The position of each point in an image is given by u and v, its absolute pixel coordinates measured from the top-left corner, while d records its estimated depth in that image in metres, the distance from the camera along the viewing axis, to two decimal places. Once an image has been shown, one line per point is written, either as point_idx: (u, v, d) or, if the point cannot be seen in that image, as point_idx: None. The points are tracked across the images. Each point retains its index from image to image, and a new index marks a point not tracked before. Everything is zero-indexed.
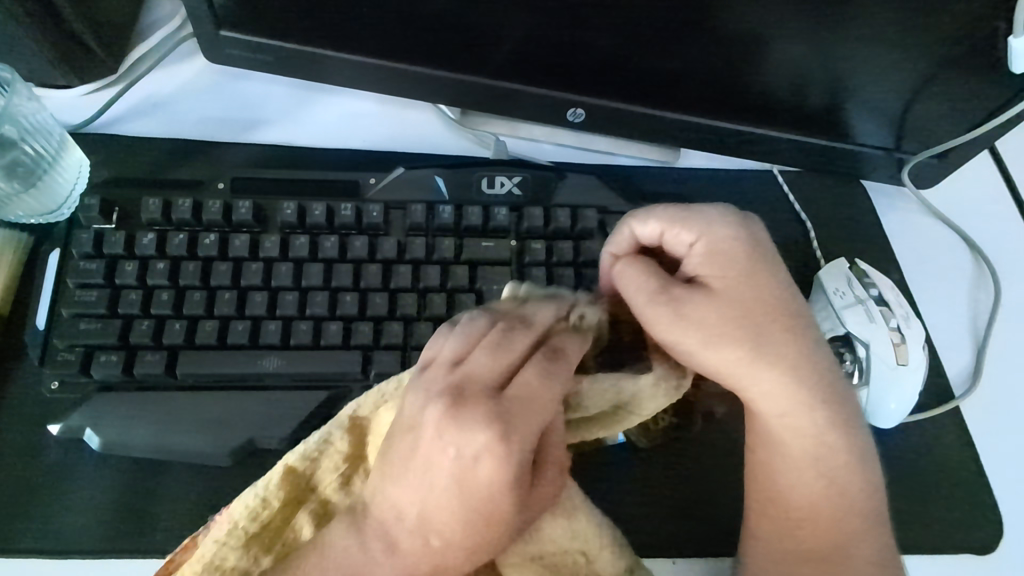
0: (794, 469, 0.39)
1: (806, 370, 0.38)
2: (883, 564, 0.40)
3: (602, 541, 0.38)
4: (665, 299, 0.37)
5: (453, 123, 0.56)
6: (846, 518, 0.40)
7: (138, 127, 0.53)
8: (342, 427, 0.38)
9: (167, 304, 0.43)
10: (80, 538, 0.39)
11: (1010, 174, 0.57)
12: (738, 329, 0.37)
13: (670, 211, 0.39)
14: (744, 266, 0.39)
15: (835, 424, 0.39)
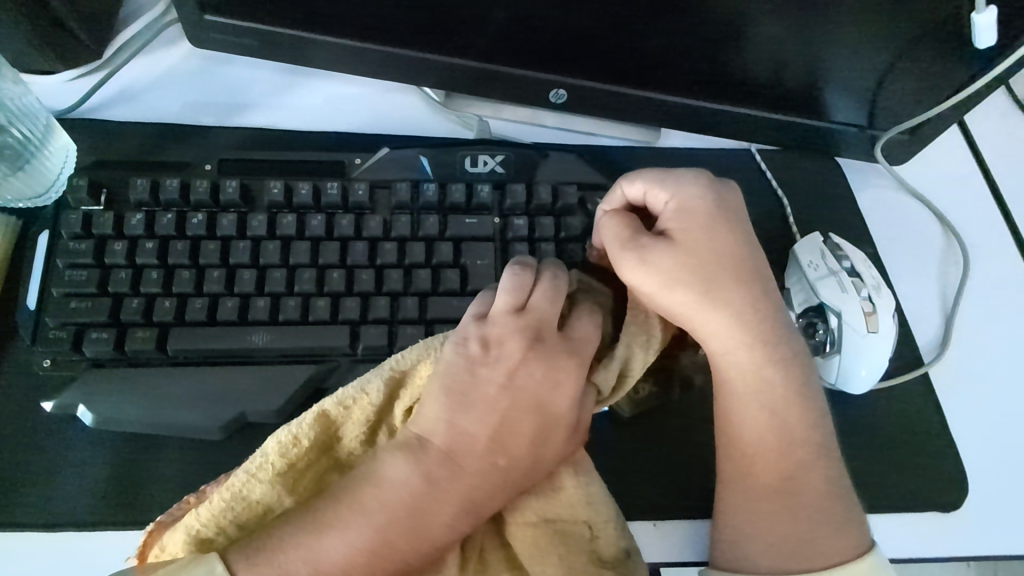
0: (740, 406, 0.42)
1: (750, 314, 0.42)
2: (838, 490, 0.41)
3: (608, 515, 0.39)
4: (633, 248, 0.41)
5: (438, 105, 0.56)
6: (793, 448, 0.41)
7: (123, 112, 0.54)
8: (381, 378, 0.39)
9: (157, 282, 0.43)
10: (76, 512, 0.40)
11: (980, 150, 0.58)
12: (692, 275, 0.41)
13: (651, 172, 0.44)
14: (708, 222, 0.43)
15: (773, 362, 0.42)
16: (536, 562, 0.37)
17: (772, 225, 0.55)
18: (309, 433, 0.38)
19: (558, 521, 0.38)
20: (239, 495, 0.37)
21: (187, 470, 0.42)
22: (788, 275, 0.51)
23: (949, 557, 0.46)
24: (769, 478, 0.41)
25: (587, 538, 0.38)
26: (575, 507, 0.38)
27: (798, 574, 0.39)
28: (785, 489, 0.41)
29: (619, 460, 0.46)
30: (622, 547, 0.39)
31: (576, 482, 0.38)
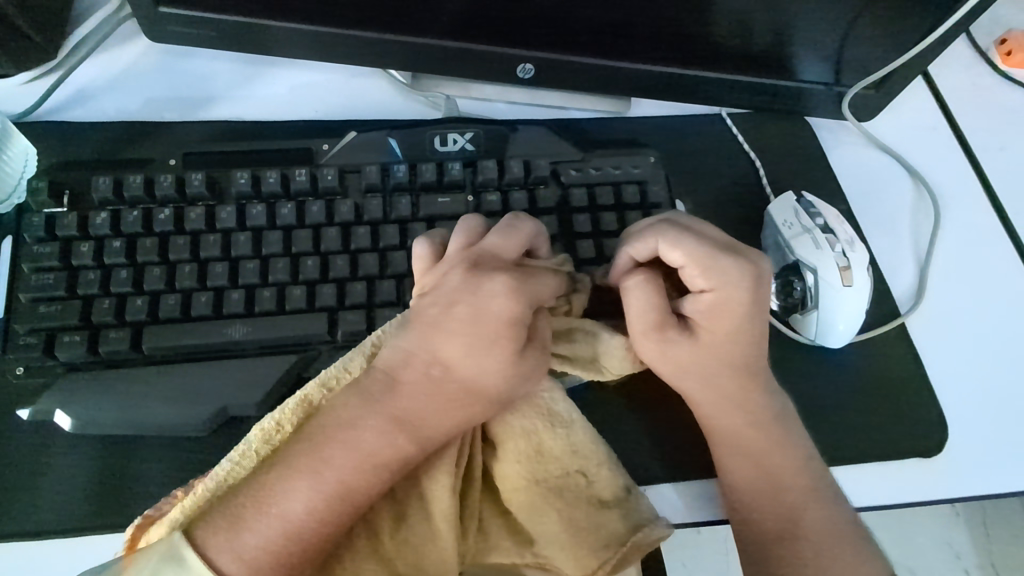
0: (737, 459, 0.42)
1: (761, 399, 0.42)
2: (839, 530, 0.40)
3: (599, 458, 0.40)
4: (658, 337, 0.40)
5: (405, 87, 0.55)
6: (789, 489, 0.41)
7: (82, 113, 0.52)
8: (363, 354, 0.39)
9: (127, 281, 0.42)
10: (61, 517, 0.40)
11: (946, 102, 0.59)
12: (706, 372, 0.41)
13: (698, 249, 0.40)
14: (740, 318, 0.41)
15: (774, 428, 0.42)
16: (536, 519, 0.38)
17: (746, 188, 0.55)
18: (292, 418, 0.38)
19: (551, 479, 0.39)
20: (224, 482, 0.36)
21: (172, 468, 0.41)
22: (764, 236, 0.52)
23: (932, 500, 0.46)
24: (750, 473, 0.41)
25: (583, 484, 0.39)
26: (563, 459, 0.39)
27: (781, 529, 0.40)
28: (768, 480, 0.41)
29: (607, 430, 0.46)
30: (620, 486, 0.40)
31: (556, 435, 0.39)
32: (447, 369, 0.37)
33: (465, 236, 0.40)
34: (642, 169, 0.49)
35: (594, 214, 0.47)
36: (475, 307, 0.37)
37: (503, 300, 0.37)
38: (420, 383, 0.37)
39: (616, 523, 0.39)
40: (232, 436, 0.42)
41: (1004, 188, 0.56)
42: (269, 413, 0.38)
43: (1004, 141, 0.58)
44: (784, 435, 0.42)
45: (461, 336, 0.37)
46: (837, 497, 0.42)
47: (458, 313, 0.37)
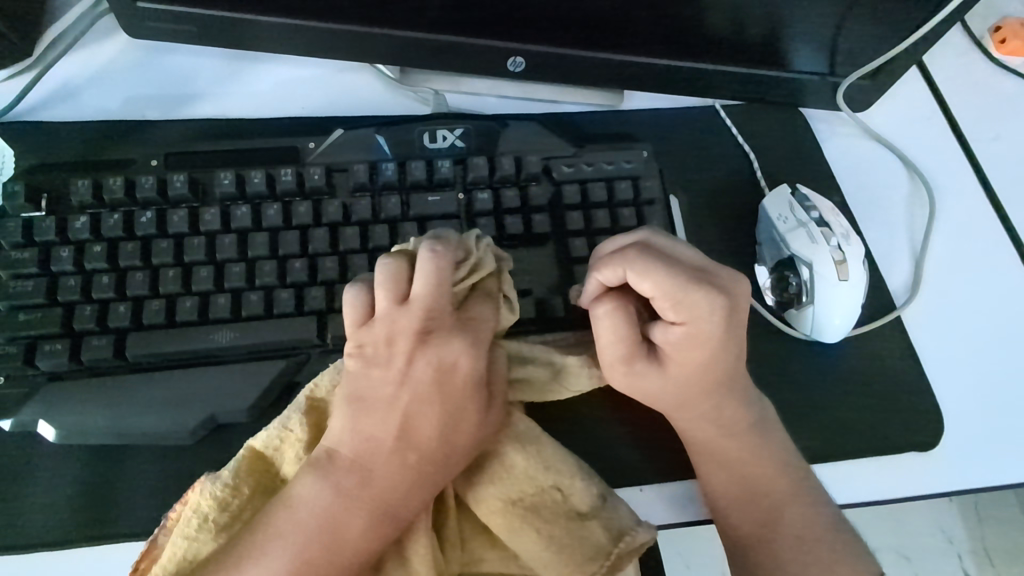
0: (714, 468, 0.42)
1: (734, 413, 0.42)
2: (822, 531, 0.41)
3: (569, 470, 0.39)
4: (626, 368, 0.39)
5: (393, 82, 0.54)
6: (769, 495, 0.41)
7: (59, 113, 0.50)
8: (299, 411, 0.39)
9: (109, 287, 0.41)
10: (47, 530, 0.39)
11: (941, 91, 0.58)
12: (680, 394, 0.41)
13: (670, 283, 0.37)
14: (715, 347, 0.39)
15: (751, 437, 0.42)
16: (517, 540, 0.38)
17: (740, 181, 0.54)
18: (246, 480, 0.37)
19: (526, 497, 0.38)
20: (184, 560, 0.36)
21: (160, 477, 0.40)
22: (759, 231, 0.51)
23: (927, 494, 0.46)
24: (727, 485, 0.42)
25: (558, 499, 0.39)
26: (536, 476, 0.39)
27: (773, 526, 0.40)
28: (747, 490, 0.42)
29: (602, 430, 0.45)
30: (595, 494, 0.39)
31: (527, 457, 0.39)
32: (413, 424, 0.38)
33: (431, 285, 0.37)
34: (636, 165, 0.48)
35: (587, 211, 0.46)
36: (438, 364, 0.38)
37: (464, 369, 0.38)
38: (389, 447, 0.37)
39: (599, 534, 0.38)
40: (220, 444, 0.41)
41: (999, 178, 0.56)
42: (216, 478, 0.37)
43: (998, 130, 0.57)
44: (760, 445, 0.42)
45: (424, 396, 0.38)
46: (819, 500, 0.42)
47: (423, 368, 0.38)
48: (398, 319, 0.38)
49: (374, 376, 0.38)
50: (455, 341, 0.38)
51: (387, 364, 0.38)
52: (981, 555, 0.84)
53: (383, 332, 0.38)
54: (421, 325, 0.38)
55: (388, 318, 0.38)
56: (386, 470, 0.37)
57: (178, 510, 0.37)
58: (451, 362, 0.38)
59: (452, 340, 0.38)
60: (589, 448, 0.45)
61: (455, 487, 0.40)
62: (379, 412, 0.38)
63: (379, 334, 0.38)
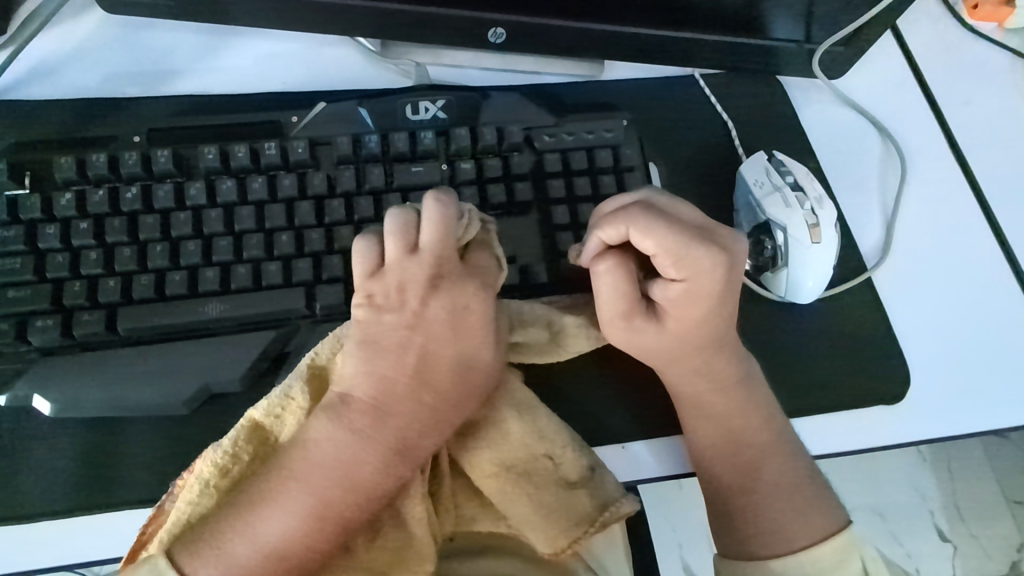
0: (698, 423, 0.44)
1: (721, 370, 0.43)
2: (796, 482, 0.43)
3: (563, 441, 0.41)
4: (624, 324, 0.41)
5: (374, 55, 0.54)
6: (749, 448, 0.43)
7: (38, 90, 0.50)
8: (301, 378, 0.39)
9: (97, 263, 0.42)
10: (47, 500, 0.40)
11: (914, 58, 0.59)
12: (676, 351, 0.42)
13: (672, 241, 0.38)
14: (712, 304, 0.41)
15: (735, 393, 0.43)
16: (508, 504, 0.40)
17: (718, 149, 0.55)
18: (248, 447, 0.38)
19: (519, 463, 0.40)
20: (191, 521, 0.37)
21: (157, 447, 0.41)
22: (736, 196, 0.53)
23: (895, 445, 0.49)
24: (711, 436, 0.44)
25: (550, 467, 0.41)
26: (529, 443, 0.41)
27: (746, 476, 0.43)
28: (728, 445, 0.43)
29: (587, 391, 0.47)
30: (585, 465, 0.41)
31: (522, 422, 0.41)
32: (427, 364, 0.39)
33: (441, 235, 0.39)
34: (616, 133, 0.48)
35: (568, 179, 0.47)
36: (453, 308, 0.39)
37: (479, 311, 0.40)
38: (403, 385, 0.38)
39: (585, 502, 0.41)
40: (213, 414, 0.42)
41: (969, 142, 0.57)
42: (220, 446, 0.38)
43: (969, 95, 0.58)
44: (744, 400, 0.44)
45: (437, 339, 0.39)
46: (796, 452, 0.44)
47: (437, 310, 0.39)
48: (407, 268, 0.39)
49: (387, 320, 0.39)
50: (468, 284, 0.40)
51: (400, 308, 0.39)
52: (952, 510, 0.88)
53: (396, 281, 0.39)
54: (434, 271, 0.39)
55: (400, 267, 0.39)
56: (401, 409, 0.38)
57: (184, 480, 0.38)
58: (466, 304, 0.40)
59: (466, 283, 0.40)
60: (573, 409, 0.46)
61: (450, 450, 0.41)
62: (392, 353, 0.39)
63: (391, 283, 0.39)
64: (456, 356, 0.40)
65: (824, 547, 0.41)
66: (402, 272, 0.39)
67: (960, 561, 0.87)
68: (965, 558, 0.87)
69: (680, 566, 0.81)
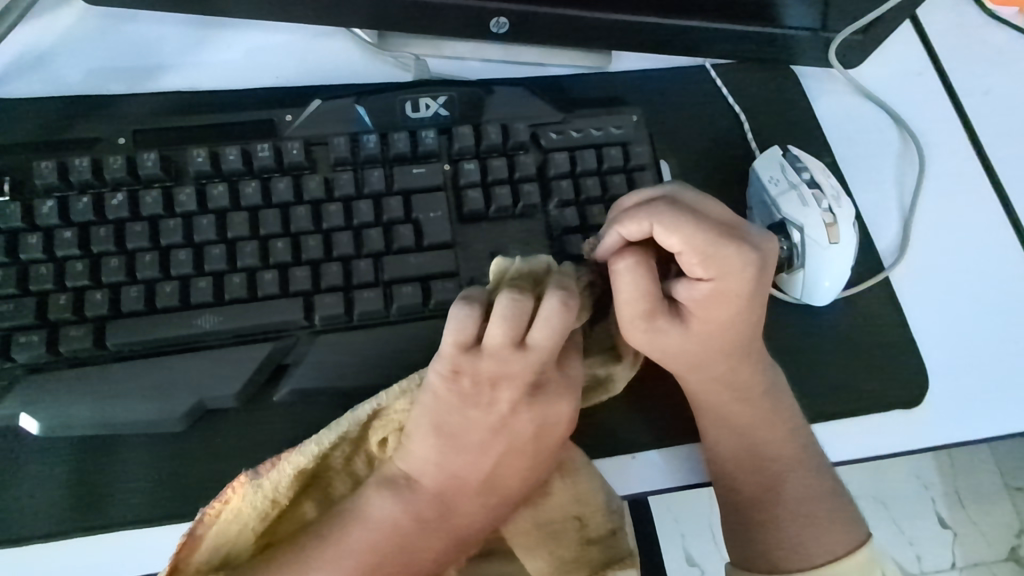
0: (718, 434, 0.42)
1: (743, 379, 0.42)
2: (817, 494, 0.42)
3: (597, 505, 0.40)
4: (646, 325, 0.39)
5: (370, 47, 0.51)
6: (771, 458, 0.42)
7: (16, 88, 0.48)
8: (358, 422, 0.38)
9: (83, 274, 0.40)
10: (40, 523, 0.39)
11: (933, 46, 0.57)
12: (701, 351, 0.40)
13: (702, 240, 0.37)
14: (740, 304, 0.39)
15: (758, 402, 0.42)
16: (529, 556, 0.41)
17: (730, 143, 0.53)
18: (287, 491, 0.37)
19: (551, 523, 0.41)
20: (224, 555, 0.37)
21: (153, 465, 0.40)
22: (750, 194, 0.51)
23: (912, 449, 0.47)
24: (730, 448, 0.42)
25: (577, 527, 0.41)
26: (564, 505, 0.40)
27: (761, 488, 0.42)
28: (747, 455, 0.42)
29: (597, 399, 0.45)
30: (608, 527, 0.40)
31: (563, 485, 0.40)
32: (501, 468, 0.39)
33: (552, 335, 0.36)
34: (625, 130, 0.46)
35: (577, 178, 0.45)
36: (542, 420, 0.39)
37: (565, 424, 0.40)
38: (475, 487, 0.39)
39: (598, 556, 0.40)
40: (210, 429, 0.40)
41: (988, 134, 0.55)
42: (258, 489, 0.36)
43: (988, 83, 0.56)
44: (769, 411, 0.42)
45: (519, 447, 0.39)
46: (821, 467, 0.43)
47: (522, 419, 0.39)
48: (510, 362, 0.36)
49: (470, 413, 0.38)
50: (563, 395, 0.39)
51: (487, 406, 0.38)
52: (953, 498, 0.87)
53: (487, 373, 0.37)
54: (534, 378, 0.38)
55: (500, 359, 0.36)
56: (468, 505, 0.39)
57: (211, 514, 0.36)
58: (555, 424, 0.39)
59: (563, 397, 0.39)
60: (583, 418, 0.45)
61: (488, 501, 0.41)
62: (471, 450, 0.39)
63: (484, 370, 0.37)
64: (536, 466, 0.40)
65: (842, 562, 0.40)
66: (497, 356, 0.36)
67: (961, 547, 0.86)
68: (966, 545, 0.86)
69: (683, 558, 0.80)
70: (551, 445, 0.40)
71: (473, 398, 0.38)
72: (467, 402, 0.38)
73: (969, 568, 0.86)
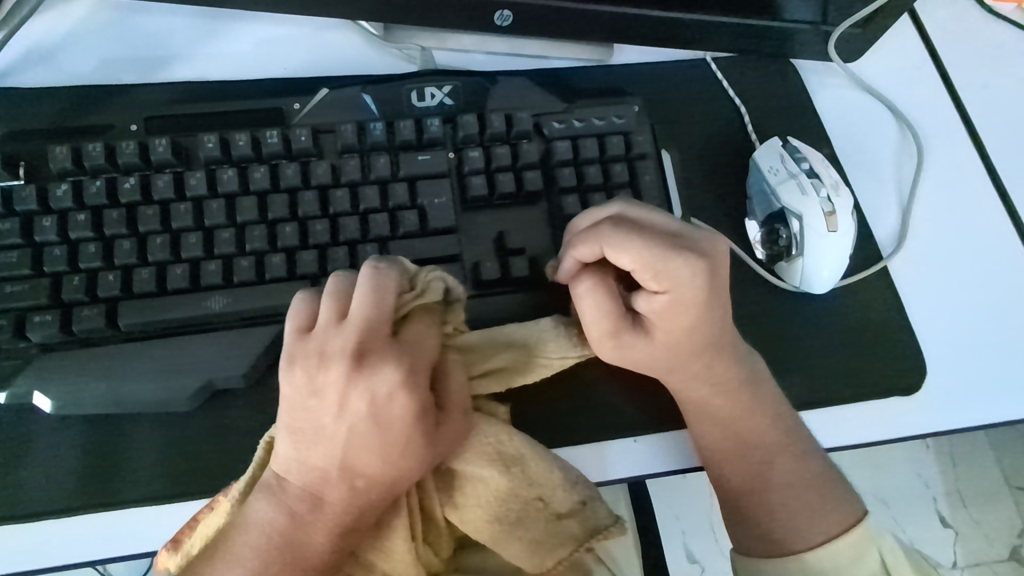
0: (708, 423, 0.43)
1: (725, 370, 0.42)
2: (808, 478, 0.42)
3: (553, 482, 0.39)
4: (613, 342, 0.40)
5: (377, 39, 0.52)
6: (761, 445, 0.42)
7: (31, 78, 0.49)
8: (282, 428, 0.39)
9: (96, 256, 0.40)
10: (50, 499, 0.39)
11: (932, 40, 0.58)
12: (672, 361, 0.41)
13: (648, 255, 0.38)
14: (698, 314, 0.40)
15: (744, 392, 0.42)
16: (501, 546, 0.39)
17: (730, 134, 0.54)
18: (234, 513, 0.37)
19: (511, 511, 0.39)
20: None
21: (161, 444, 0.41)
22: (750, 184, 0.51)
23: (909, 435, 0.48)
24: (719, 438, 0.43)
25: (540, 508, 0.39)
26: (520, 492, 0.39)
27: (754, 474, 0.42)
28: (739, 443, 0.43)
29: (597, 383, 0.45)
30: (576, 498, 0.40)
31: (511, 474, 0.38)
32: (355, 455, 0.36)
33: (369, 308, 0.35)
34: (627, 119, 0.47)
35: (579, 167, 0.46)
36: (373, 397, 0.35)
37: (402, 402, 0.35)
38: (334, 477, 0.36)
39: (574, 529, 0.40)
40: (218, 409, 0.41)
41: (986, 128, 0.56)
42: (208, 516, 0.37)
43: (986, 78, 0.57)
44: (751, 401, 0.43)
45: (365, 431, 0.35)
46: (808, 449, 0.43)
47: (356, 402, 0.35)
48: (332, 339, 0.36)
49: (310, 403, 0.36)
50: (388, 362, 0.35)
51: (325, 392, 0.36)
52: (955, 496, 0.87)
53: (317, 353, 0.36)
54: (354, 347, 0.35)
55: (324, 337, 0.36)
56: (335, 499, 0.36)
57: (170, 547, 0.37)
58: (386, 395, 0.35)
59: (387, 364, 0.35)
60: (583, 403, 0.45)
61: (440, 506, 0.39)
62: (319, 440, 0.36)
63: (314, 351, 0.36)
64: (391, 448, 0.35)
65: (839, 542, 0.41)
66: (322, 335, 0.36)
67: (962, 545, 0.86)
68: (966, 543, 0.86)
69: (684, 553, 0.81)
70: (395, 423, 0.35)
71: (312, 390, 0.36)
72: (308, 387, 0.36)
73: (970, 567, 0.86)
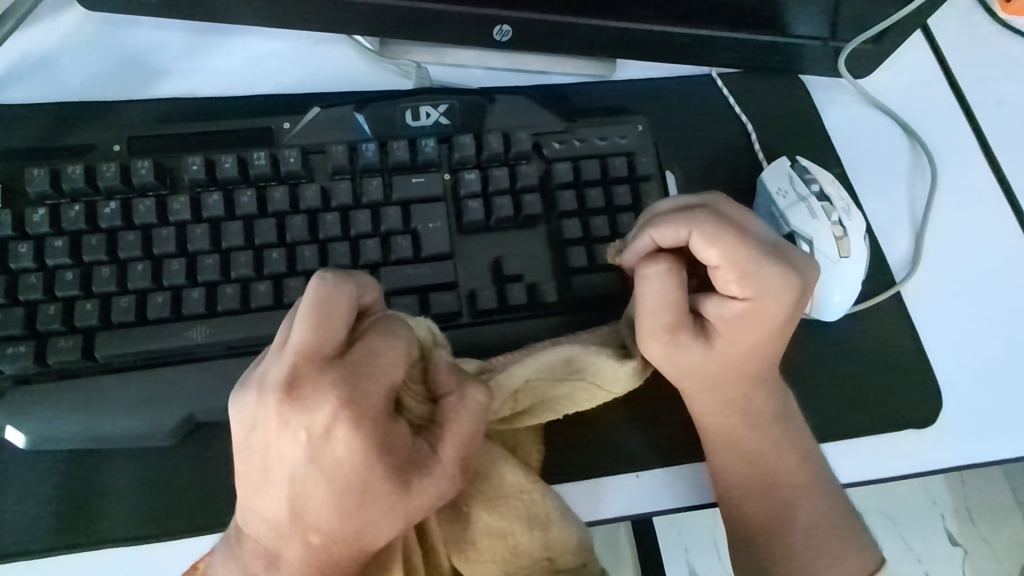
0: (731, 459, 0.41)
1: (762, 399, 0.40)
2: (830, 523, 0.40)
3: (565, 541, 0.38)
4: (669, 338, 0.38)
5: (372, 54, 0.51)
6: (783, 487, 0.40)
7: (13, 94, 0.47)
8: None
9: (73, 284, 0.39)
10: (21, 539, 0.38)
11: (945, 56, 0.56)
12: (722, 375, 0.39)
13: (741, 254, 0.36)
14: (768, 331, 0.38)
15: (773, 426, 0.41)
16: None
17: (736, 153, 0.52)
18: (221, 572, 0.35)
19: (518, 568, 0.37)
20: None
21: (139, 480, 0.39)
22: (758, 204, 0.49)
23: (928, 471, 0.46)
24: (742, 474, 0.41)
25: (546, 568, 0.38)
26: (532, 547, 0.37)
27: (772, 516, 0.40)
28: (762, 482, 0.41)
29: (598, 415, 0.44)
30: (579, 561, 0.38)
31: (532, 533, 0.37)
32: (301, 511, 0.29)
33: (310, 329, 0.30)
34: (630, 140, 0.45)
35: (580, 189, 0.44)
36: (309, 430, 0.28)
37: (346, 454, 0.29)
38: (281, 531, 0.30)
39: None
40: (201, 443, 0.40)
41: (1001, 146, 0.54)
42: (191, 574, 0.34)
43: (1002, 94, 0.55)
44: (779, 437, 0.41)
45: (304, 477, 0.29)
46: (832, 492, 0.41)
47: (289, 441, 0.29)
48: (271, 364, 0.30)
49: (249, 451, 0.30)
50: (327, 394, 0.28)
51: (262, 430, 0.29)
52: (963, 514, 0.85)
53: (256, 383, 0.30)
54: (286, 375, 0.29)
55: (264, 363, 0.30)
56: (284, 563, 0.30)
57: None
58: (323, 431, 0.28)
59: (325, 392, 0.28)
60: (583, 436, 0.43)
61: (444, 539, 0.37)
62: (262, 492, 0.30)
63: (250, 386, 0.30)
64: (339, 504, 0.29)
65: None
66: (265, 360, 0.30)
67: (971, 564, 0.84)
68: (976, 562, 0.84)
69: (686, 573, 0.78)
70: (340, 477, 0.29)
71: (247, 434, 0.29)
72: (246, 423, 0.29)
73: None
